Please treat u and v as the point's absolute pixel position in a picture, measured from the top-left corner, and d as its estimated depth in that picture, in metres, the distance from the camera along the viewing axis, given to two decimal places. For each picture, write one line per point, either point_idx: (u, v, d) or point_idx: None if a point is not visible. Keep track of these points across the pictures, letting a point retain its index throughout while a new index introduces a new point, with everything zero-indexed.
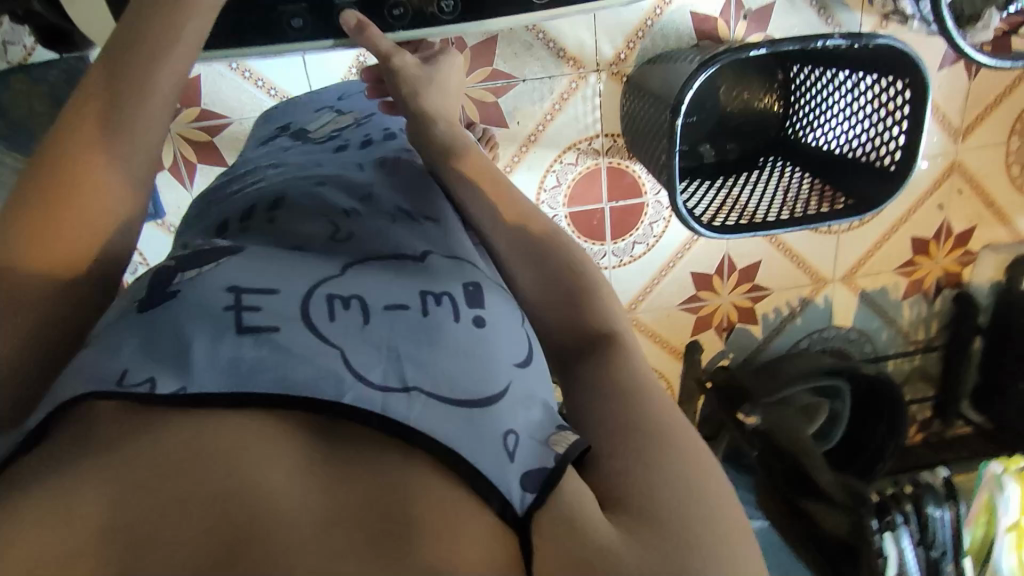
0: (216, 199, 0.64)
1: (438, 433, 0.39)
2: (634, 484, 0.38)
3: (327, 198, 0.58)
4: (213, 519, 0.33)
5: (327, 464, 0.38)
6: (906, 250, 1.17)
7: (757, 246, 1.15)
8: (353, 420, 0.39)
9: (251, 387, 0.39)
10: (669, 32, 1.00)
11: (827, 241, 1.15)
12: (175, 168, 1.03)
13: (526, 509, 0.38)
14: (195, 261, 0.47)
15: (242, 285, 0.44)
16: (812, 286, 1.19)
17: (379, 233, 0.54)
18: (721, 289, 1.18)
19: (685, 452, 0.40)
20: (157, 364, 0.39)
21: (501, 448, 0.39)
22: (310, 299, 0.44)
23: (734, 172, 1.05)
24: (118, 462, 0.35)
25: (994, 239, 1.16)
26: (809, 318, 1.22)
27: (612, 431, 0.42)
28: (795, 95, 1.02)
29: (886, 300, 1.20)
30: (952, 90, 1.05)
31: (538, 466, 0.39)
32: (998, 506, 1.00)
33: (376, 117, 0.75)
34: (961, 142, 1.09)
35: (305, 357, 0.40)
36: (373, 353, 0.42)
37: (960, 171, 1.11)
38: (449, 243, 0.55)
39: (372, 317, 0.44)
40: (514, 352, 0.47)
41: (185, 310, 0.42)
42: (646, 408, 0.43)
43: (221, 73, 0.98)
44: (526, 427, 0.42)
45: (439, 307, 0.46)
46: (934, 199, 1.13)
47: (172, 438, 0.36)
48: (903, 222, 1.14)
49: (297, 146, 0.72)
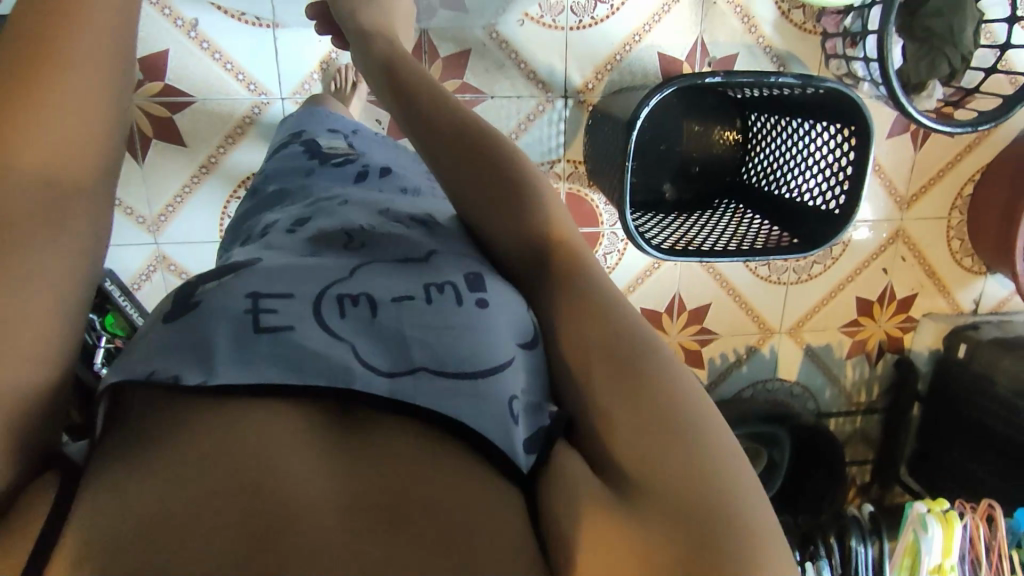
0: (245, 228, 0.60)
1: (461, 415, 0.37)
2: (631, 445, 0.34)
3: (347, 214, 0.52)
4: (243, 512, 0.31)
5: (342, 444, 0.36)
6: (852, 310, 1.19)
7: (707, 288, 1.14)
8: (373, 407, 0.37)
9: (264, 377, 0.37)
10: (636, 69, 1.00)
11: (776, 291, 1.15)
12: (129, 142, 0.94)
13: (530, 468, 0.38)
14: (216, 273, 0.43)
15: (260, 290, 0.40)
16: (759, 335, 1.18)
17: (392, 239, 0.48)
18: (671, 329, 1.15)
19: (703, 431, 0.34)
20: (177, 360, 0.37)
21: (506, 411, 0.38)
22: (321, 299, 0.41)
23: (690, 210, 1.01)
24: (159, 467, 0.33)
25: (933, 307, 1.21)
26: (754, 368, 1.20)
27: (609, 380, 0.37)
28: (752, 138, 0.99)
29: (831, 358, 1.22)
30: (900, 159, 1.10)
31: (536, 425, 0.40)
32: (921, 548, 0.90)
33: (397, 158, 0.68)
34: (905, 211, 1.13)
35: (321, 355, 0.38)
36: (384, 341, 0.40)
37: (904, 238, 1.15)
38: (461, 245, 0.50)
39: (382, 308, 0.41)
40: (517, 331, 0.43)
41: (206, 314, 0.39)
42: (663, 380, 0.36)
43: (189, 50, 0.91)
44: (530, 392, 0.41)
45: (445, 295, 0.43)
46: (879, 262, 1.16)
47: (206, 435, 0.35)
48: (850, 281, 1.17)
49: (316, 168, 0.64)
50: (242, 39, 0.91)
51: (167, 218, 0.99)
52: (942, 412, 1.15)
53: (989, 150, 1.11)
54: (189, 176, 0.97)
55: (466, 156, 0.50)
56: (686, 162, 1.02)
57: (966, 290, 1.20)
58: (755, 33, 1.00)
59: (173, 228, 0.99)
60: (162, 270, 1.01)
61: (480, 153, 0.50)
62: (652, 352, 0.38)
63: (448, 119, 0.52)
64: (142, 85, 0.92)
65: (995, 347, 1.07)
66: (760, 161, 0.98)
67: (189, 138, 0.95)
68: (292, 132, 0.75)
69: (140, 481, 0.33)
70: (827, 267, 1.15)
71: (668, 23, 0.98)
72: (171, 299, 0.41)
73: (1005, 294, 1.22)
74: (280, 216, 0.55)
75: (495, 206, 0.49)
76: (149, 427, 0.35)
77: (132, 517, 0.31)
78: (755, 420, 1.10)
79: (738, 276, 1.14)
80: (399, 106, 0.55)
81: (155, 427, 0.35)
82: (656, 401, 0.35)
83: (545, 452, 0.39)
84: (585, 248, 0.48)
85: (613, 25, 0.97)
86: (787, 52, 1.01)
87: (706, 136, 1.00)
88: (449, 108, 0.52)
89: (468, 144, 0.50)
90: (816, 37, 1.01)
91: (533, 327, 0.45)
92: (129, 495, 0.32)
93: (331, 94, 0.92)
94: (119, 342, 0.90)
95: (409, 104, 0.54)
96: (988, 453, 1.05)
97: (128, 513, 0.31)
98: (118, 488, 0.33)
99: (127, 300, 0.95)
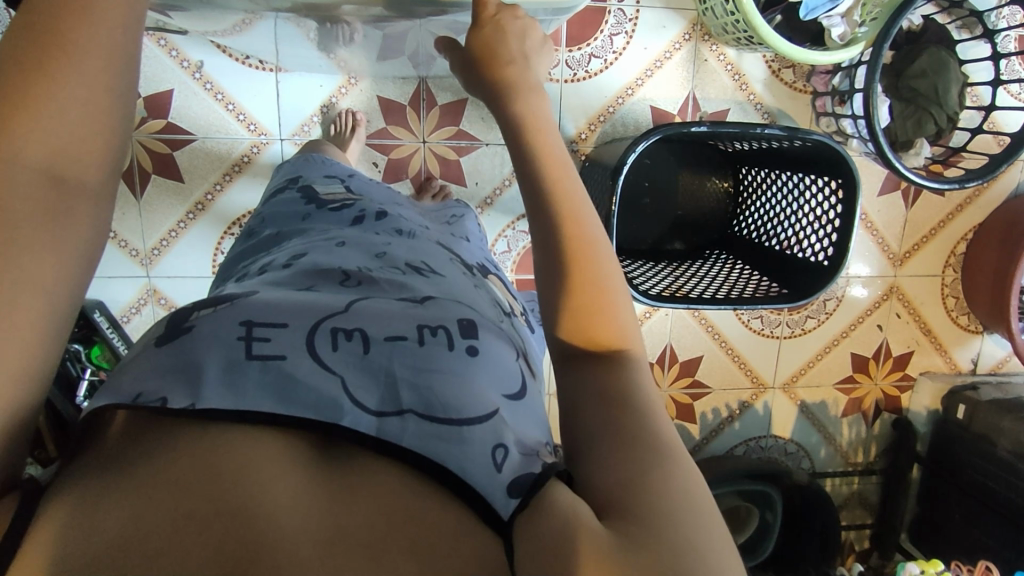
0: (243, 267, 0.60)
1: (444, 459, 0.34)
2: (613, 486, 0.34)
3: (342, 255, 0.52)
4: (208, 523, 0.29)
5: (330, 471, 0.33)
6: (847, 366, 1.17)
7: (700, 339, 1.12)
8: (358, 446, 0.34)
9: (252, 404, 0.34)
10: (629, 121, 1.02)
11: (769, 345, 1.14)
12: (129, 175, 0.96)
13: (510, 513, 0.34)
14: (211, 300, 0.41)
15: (254, 318, 0.38)
16: (752, 391, 1.16)
17: (391, 281, 0.48)
18: (662, 381, 1.13)
19: (671, 468, 0.34)
20: (166, 382, 0.34)
21: (488, 458, 0.35)
22: (313, 330, 0.39)
23: (682, 260, 1.02)
24: (122, 475, 0.31)
25: (930, 365, 1.19)
26: (748, 423, 1.18)
27: (598, 428, 0.37)
28: (744, 190, 1.00)
29: (826, 416, 1.19)
30: (891, 217, 1.10)
31: (525, 470, 0.36)
32: None
33: (394, 207, 0.68)
34: (899, 267, 1.13)
35: (310, 388, 0.35)
36: (372, 376, 0.37)
37: (898, 295, 1.14)
38: (453, 293, 0.49)
39: (374, 344, 0.39)
40: (507, 382, 0.42)
41: (198, 343, 0.36)
42: (644, 422, 0.37)
43: (194, 91, 0.94)
44: (518, 441, 0.38)
45: (438, 338, 0.41)
46: (873, 318, 1.15)
47: (183, 452, 0.32)
48: (845, 336, 1.15)
49: (312, 213, 0.64)
50: (247, 82, 0.94)
51: (160, 252, 1.00)
52: (943, 473, 1.12)
53: (981, 209, 1.12)
54: (183, 213, 0.99)
55: (554, 216, 0.46)
56: (682, 217, 1.02)
57: (964, 349, 1.19)
58: (746, 90, 1.03)
59: (165, 263, 1.00)
60: (151, 304, 1.01)
61: (566, 217, 0.46)
62: (640, 395, 0.39)
63: (537, 166, 0.48)
64: (144, 122, 0.94)
65: (994, 408, 1.04)
66: (750, 215, 0.99)
67: (186, 174, 0.97)
68: (288, 177, 0.75)
69: (83, 478, 0.31)
70: (821, 322, 1.14)
71: (661, 78, 1.01)
72: (165, 322, 0.39)
73: (1003, 354, 1.20)
74: (278, 256, 0.55)
75: (564, 272, 0.44)
76: (117, 446, 0.32)
77: (63, 515, 0.29)
78: (749, 480, 1.05)
79: (730, 328, 1.13)
80: (485, 94, 0.53)
81: (127, 438, 0.33)
82: (639, 449, 0.35)
83: (533, 494, 0.34)
84: (612, 269, 0.45)
85: (608, 78, 1.00)
86: (778, 108, 1.04)
87: (698, 187, 1.01)
88: (519, 109, 0.51)
89: (556, 201, 0.46)
90: (806, 95, 1.04)
91: (515, 382, 0.43)
92: (82, 510, 0.29)
93: (331, 138, 0.94)
94: (102, 373, 0.88)
95: (501, 99, 0.52)
96: (993, 520, 1.01)
97: (64, 513, 0.29)
98: (60, 487, 0.31)
99: (114, 333, 0.95)
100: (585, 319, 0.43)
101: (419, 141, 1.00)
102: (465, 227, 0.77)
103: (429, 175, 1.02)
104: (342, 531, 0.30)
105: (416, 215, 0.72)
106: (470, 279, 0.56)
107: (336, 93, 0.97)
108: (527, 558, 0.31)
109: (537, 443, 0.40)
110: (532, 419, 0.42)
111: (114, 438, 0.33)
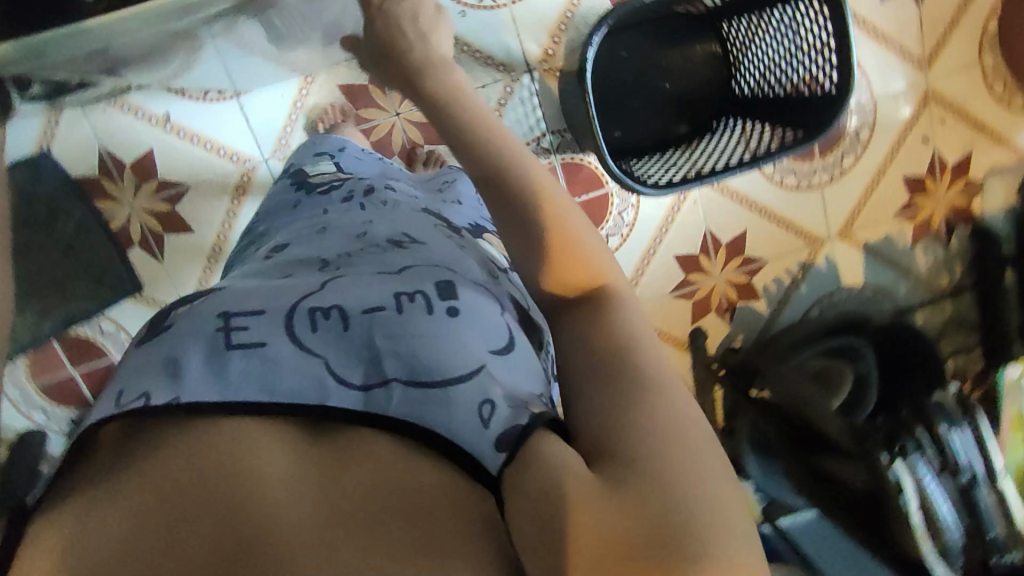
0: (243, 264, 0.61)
1: (432, 423, 0.34)
2: (603, 432, 0.32)
3: (323, 242, 0.52)
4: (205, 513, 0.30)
5: (318, 448, 0.33)
6: (903, 192, 1.09)
7: (737, 214, 1.08)
8: (349, 423, 0.34)
9: (237, 394, 0.34)
10: (592, 19, 0.97)
11: (811, 197, 1.09)
12: (144, 243, 0.98)
13: (498, 468, 0.33)
14: (196, 299, 0.41)
15: (232, 309, 0.39)
16: (809, 248, 1.10)
17: (370, 257, 0.47)
18: (713, 269, 1.09)
19: (660, 408, 0.32)
20: (150, 383, 0.35)
21: (474, 415, 0.35)
22: (291, 313, 0.39)
23: (692, 140, 0.96)
24: (116, 483, 0.31)
25: (996, 161, 1.09)
26: (815, 283, 1.11)
27: (587, 370, 0.36)
28: (733, 47, 0.93)
29: (895, 250, 1.11)
30: (902, 19, 1.02)
31: (513, 423, 0.35)
32: None
33: (380, 181, 0.67)
34: (927, 71, 1.04)
35: (293, 370, 0.35)
36: (354, 353, 0.37)
37: (936, 100, 1.06)
38: (432, 257, 0.48)
39: (353, 319, 0.38)
40: (495, 338, 0.40)
41: (181, 341, 0.37)
42: (637, 362, 0.35)
43: (173, 142, 0.96)
44: (507, 394, 0.36)
45: (416, 304, 0.39)
46: (916, 132, 1.07)
47: (171, 451, 0.32)
48: (891, 161, 1.08)
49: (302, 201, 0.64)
50: (215, 117, 0.95)
51: None
52: None
53: None
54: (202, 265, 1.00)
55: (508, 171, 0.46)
56: (675, 96, 0.94)
57: None
58: None
59: None
60: None
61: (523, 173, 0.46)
62: (626, 330, 0.38)
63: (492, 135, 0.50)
64: (140, 187, 0.97)
65: None
66: (749, 70, 0.92)
67: (194, 223, 0.99)
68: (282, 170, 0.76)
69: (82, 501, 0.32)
70: (859, 156, 1.07)
71: None
72: (154, 329, 0.40)
73: None
74: (265, 251, 0.55)
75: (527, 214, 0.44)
76: (108, 456, 0.33)
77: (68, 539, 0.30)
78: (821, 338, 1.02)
79: (761, 192, 1.08)
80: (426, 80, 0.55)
81: (116, 449, 0.33)
82: (626, 386, 0.34)
83: (521, 446, 0.34)
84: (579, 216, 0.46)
85: None
86: None
87: (684, 55, 0.93)
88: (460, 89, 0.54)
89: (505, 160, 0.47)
90: None
91: (502, 334, 0.41)
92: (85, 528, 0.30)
93: None
94: None
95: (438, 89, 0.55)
96: None
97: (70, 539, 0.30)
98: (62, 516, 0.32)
99: None
100: (561, 260, 0.42)
101: (392, 115, 0.99)
102: (459, 192, 0.75)
103: (414, 144, 1.00)
104: (339, 507, 0.31)
105: (409, 187, 0.71)
106: (455, 240, 0.55)
107: (299, 97, 0.96)
108: (520, 514, 0.31)
109: (528, 393, 0.38)
110: (525, 367, 0.40)
111: (103, 451, 0.33)
